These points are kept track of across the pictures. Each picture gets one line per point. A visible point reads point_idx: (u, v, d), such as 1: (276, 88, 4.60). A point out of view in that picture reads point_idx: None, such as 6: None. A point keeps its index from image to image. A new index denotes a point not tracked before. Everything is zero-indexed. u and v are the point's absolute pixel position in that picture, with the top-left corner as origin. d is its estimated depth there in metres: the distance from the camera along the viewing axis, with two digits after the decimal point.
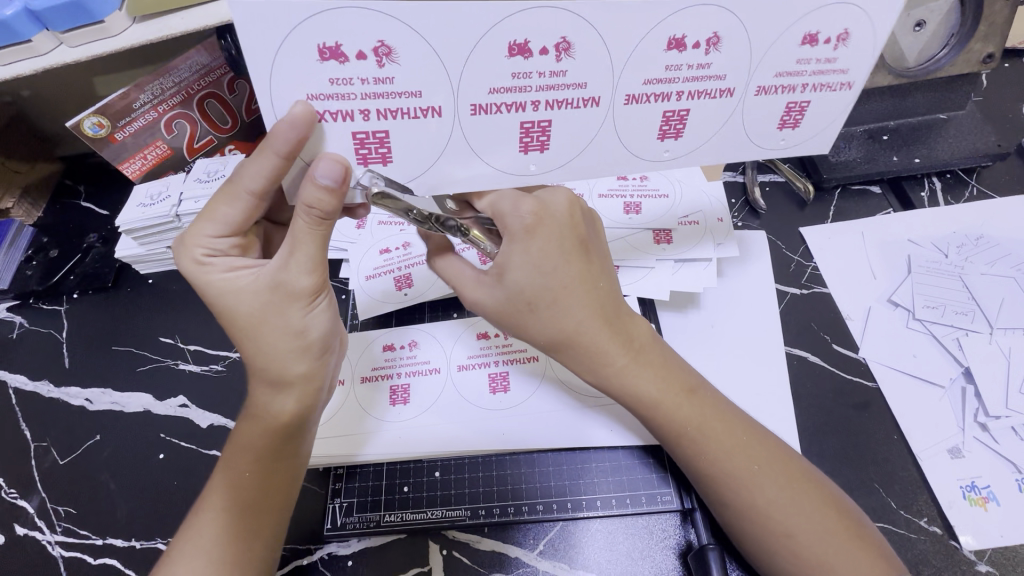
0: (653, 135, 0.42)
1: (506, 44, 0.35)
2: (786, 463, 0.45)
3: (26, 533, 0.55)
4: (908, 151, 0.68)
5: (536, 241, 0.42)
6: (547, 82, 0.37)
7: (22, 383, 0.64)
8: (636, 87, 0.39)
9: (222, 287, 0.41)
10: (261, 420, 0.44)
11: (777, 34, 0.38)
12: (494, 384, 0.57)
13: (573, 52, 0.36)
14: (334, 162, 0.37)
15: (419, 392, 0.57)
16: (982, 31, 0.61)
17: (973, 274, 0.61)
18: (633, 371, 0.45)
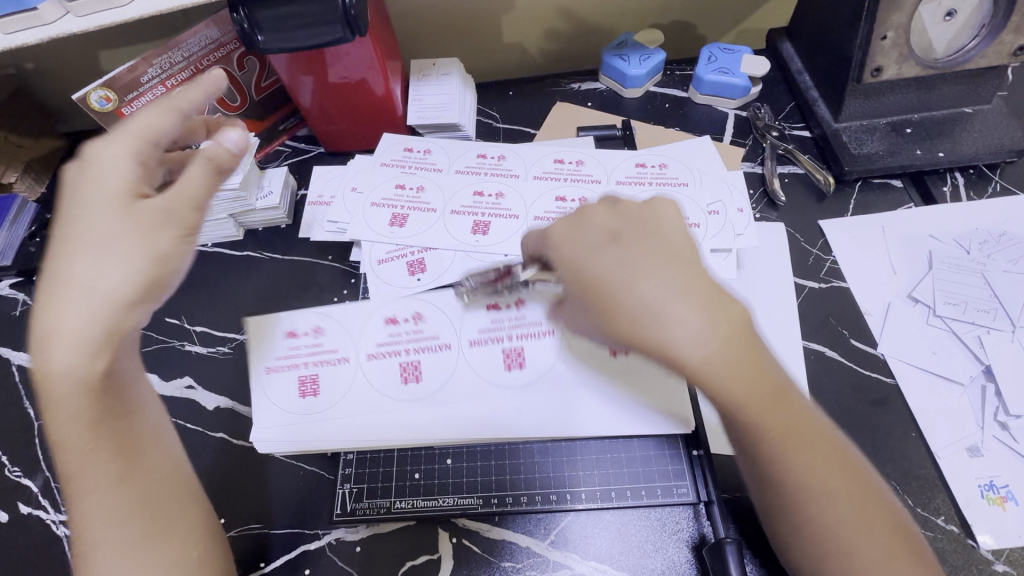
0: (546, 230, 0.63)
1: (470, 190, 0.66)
2: (869, 489, 0.40)
3: (30, 512, 0.55)
4: (932, 145, 0.67)
5: (583, 229, 0.45)
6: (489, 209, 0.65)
7: (27, 361, 0.63)
8: (539, 213, 0.64)
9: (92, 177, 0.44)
10: (58, 379, 0.40)
11: (626, 194, 0.64)
12: (510, 363, 0.56)
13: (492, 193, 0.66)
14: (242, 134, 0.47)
15: (430, 369, 0.56)
16: (1016, 23, 0.59)
17: (996, 271, 0.60)
18: (729, 355, 0.39)
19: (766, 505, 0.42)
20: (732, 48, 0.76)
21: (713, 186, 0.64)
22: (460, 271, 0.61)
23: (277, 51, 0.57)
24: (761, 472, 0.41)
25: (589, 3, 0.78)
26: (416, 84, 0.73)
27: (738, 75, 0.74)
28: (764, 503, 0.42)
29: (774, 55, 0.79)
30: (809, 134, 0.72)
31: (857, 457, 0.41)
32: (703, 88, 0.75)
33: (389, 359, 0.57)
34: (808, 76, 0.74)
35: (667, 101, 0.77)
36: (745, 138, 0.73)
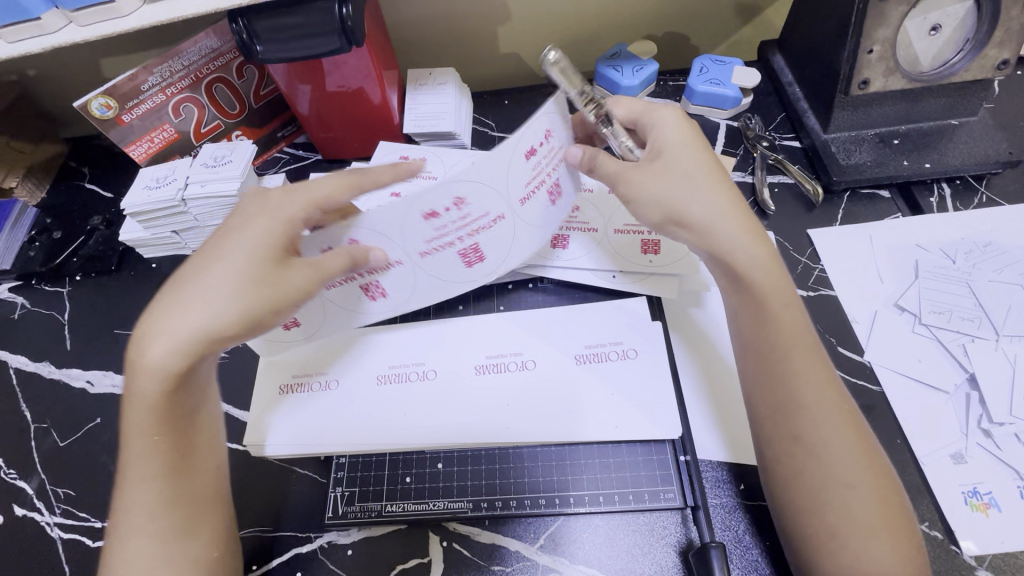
0: (546, 204, 0.53)
1: (420, 214, 0.47)
2: (866, 429, 0.45)
3: (25, 514, 0.55)
4: (918, 156, 0.68)
5: (694, 140, 0.52)
6: (460, 222, 0.49)
7: (24, 364, 0.64)
8: (520, 192, 0.49)
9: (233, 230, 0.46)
10: (146, 376, 0.43)
11: (615, 204, 0.66)
12: (469, 255, 0.53)
13: (466, 202, 0.47)
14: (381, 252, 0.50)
15: (343, 291, 0.54)
16: (998, 38, 0.61)
17: (980, 280, 0.61)
18: (771, 266, 0.48)
19: (771, 431, 0.46)
20: (724, 60, 0.77)
21: None
22: None
23: (275, 60, 0.58)
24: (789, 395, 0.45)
25: (583, 14, 0.79)
26: (413, 93, 0.74)
27: (730, 86, 0.75)
28: (767, 434, 0.46)
29: (766, 66, 0.80)
30: (799, 144, 0.73)
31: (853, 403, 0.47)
32: (695, 99, 0.76)
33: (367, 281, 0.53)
34: (798, 88, 0.75)
35: None
36: (735, 147, 0.74)
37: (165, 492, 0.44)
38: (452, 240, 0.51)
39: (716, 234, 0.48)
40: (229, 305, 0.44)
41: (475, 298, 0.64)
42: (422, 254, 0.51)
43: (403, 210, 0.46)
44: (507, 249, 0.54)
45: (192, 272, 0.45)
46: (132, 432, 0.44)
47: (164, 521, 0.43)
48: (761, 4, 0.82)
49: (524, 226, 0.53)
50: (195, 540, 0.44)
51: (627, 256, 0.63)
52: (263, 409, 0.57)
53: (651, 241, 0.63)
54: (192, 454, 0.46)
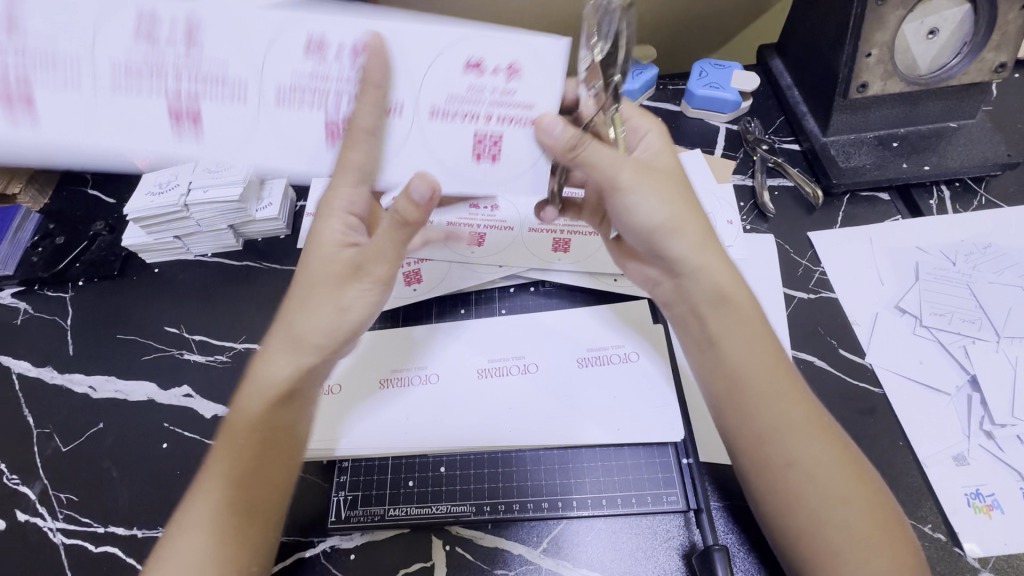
0: (469, 154, 0.45)
1: (302, 40, 0.41)
2: (849, 442, 0.46)
3: (27, 519, 0.55)
4: (918, 159, 0.68)
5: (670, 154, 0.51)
6: (327, 81, 0.42)
7: (27, 369, 0.64)
8: (439, 102, 0.43)
9: (325, 242, 0.50)
10: (267, 382, 0.48)
11: None
12: (329, 136, 0.44)
13: (362, 55, 0.41)
14: (427, 183, 0.44)
15: (215, 26, 0.40)
16: (995, 41, 0.61)
17: (981, 282, 0.61)
18: (737, 288, 0.49)
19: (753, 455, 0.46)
20: (723, 64, 0.78)
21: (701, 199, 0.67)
22: (457, 282, 0.64)
23: None
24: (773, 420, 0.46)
25: None
26: None
27: (729, 90, 0.75)
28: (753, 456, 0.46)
29: (766, 70, 0.81)
30: (799, 147, 0.74)
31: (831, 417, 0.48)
32: (695, 103, 0.76)
33: (184, 81, 0.41)
34: (797, 91, 0.75)
35: (659, 115, 0.78)
36: (735, 150, 0.74)
37: (231, 492, 0.45)
38: (321, 88, 0.43)
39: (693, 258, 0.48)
40: (320, 310, 0.48)
41: (477, 301, 0.64)
42: (273, 98, 0.43)
43: (286, 34, 0.40)
44: (392, 162, 0.46)
45: (298, 286, 0.50)
46: (231, 435, 0.47)
47: (230, 518, 0.44)
48: (759, 8, 0.83)
49: (426, 143, 0.45)
50: (249, 527, 0.45)
51: None
52: (328, 414, 0.55)
53: None
54: (279, 458, 0.47)
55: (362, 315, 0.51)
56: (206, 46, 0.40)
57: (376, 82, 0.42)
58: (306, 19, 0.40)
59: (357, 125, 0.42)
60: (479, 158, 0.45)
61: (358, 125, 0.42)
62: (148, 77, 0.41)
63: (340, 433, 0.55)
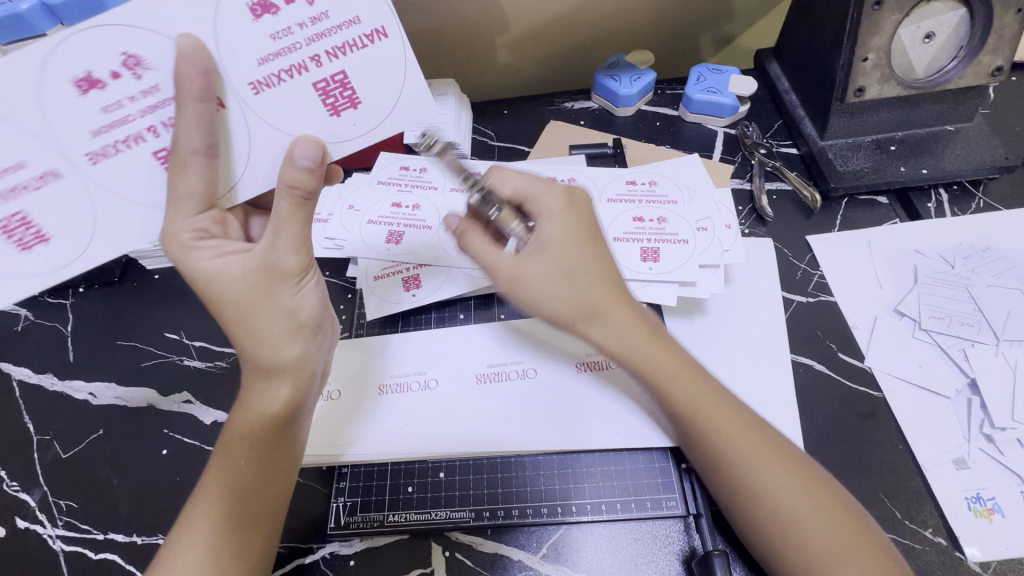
0: (324, 113, 0.44)
1: (70, 82, 0.38)
2: (796, 455, 0.45)
3: (27, 526, 0.55)
4: (915, 162, 0.68)
5: (572, 214, 0.48)
6: (145, 100, 0.39)
7: (27, 376, 0.64)
8: (253, 72, 0.41)
9: (211, 276, 0.43)
10: (256, 412, 0.45)
11: (617, 212, 0.66)
12: (166, 165, 0.42)
13: (146, 65, 0.38)
14: (312, 144, 0.41)
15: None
16: (991, 45, 0.62)
17: (980, 285, 0.61)
18: (651, 346, 0.48)
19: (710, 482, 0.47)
20: (721, 68, 0.78)
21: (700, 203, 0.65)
22: (454, 288, 0.63)
23: None
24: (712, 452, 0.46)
25: (582, 25, 0.80)
26: None
27: (726, 94, 0.75)
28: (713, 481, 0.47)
29: (763, 74, 0.81)
30: (797, 151, 0.74)
31: (777, 432, 0.47)
32: (693, 108, 0.77)
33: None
34: (794, 95, 0.76)
35: (658, 119, 0.79)
36: (733, 155, 0.75)
37: (220, 515, 0.43)
38: (131, 123, 0.40)
39: (599, 330, 0.48)
40: (271, 329, 0.44)
41: (477, 306, 0.64)
42: (88, 160, 0.40)
43: (48, 74, 0.37)
44: (248, 155, 0.43)
45: (222, 323, 0.45)
46: (215, 469, 0.45)
47: (229, 539, 0.43)
48: (757, 12, 0.83)
49: (267, 125, 0.43)
50: (254, 540, 0.44)
51: (626, 262, 0.62)
52: (335, 423, 0.56)
53: (650, 249, 0.62)
54: (273, 470, 0.46)
55: (320, 306, 0.48)
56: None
57: (196, 92, 0.39)
58: (126, 32, 0.38)
59: (184, 145, 0.40)
60: (334, 111, 0.44)
61: (183, 145, 0.39)
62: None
63: (343, 443, 0.55)
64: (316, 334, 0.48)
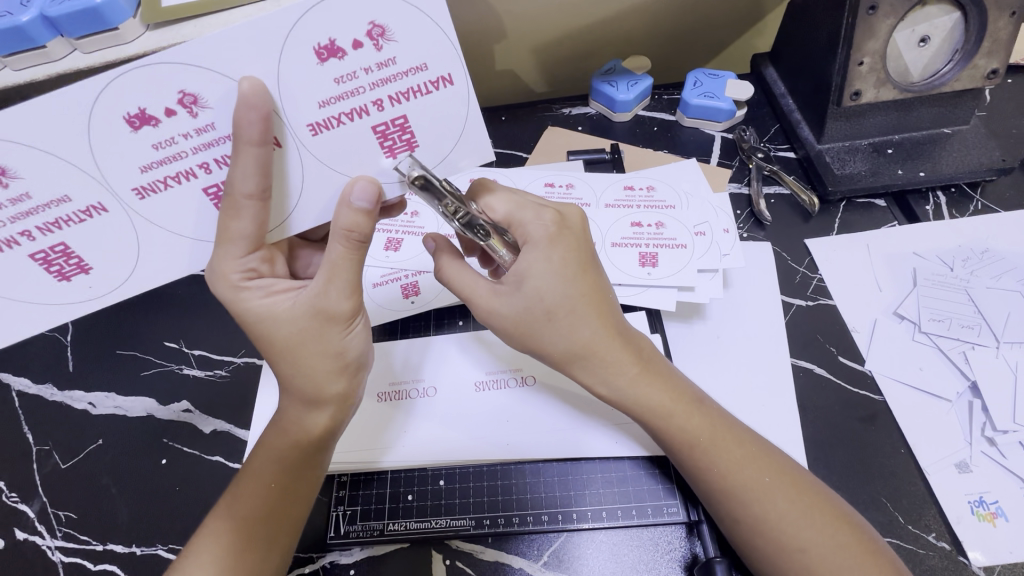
0: (381, 154, 0.41)
1: (122, 117, 0.35)
2: (803, 483, 0.45)
3: (26, 537, 0.55)
4: (913, 165, 0.68)
5: (556, 250, 0.47)
6: (199, 141, 0.37)
7: (26, 386, 0.64)
8: (314, 113, 0.38)
9: (261, 312, 0.43)
10: (293, 441, 0.46)
11: (614, 218, 0.66)
12: (215, 201, 0.40)
13: (204, 104, 0.35)
14: (370, 186, 0.40)
15: (22, 157, 0.35)
16: (986, 48, 0.62)
17: (979, 288, 0.61)
18: (642, 381, 0.48)
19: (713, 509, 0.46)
20: (717, 73, 0.78)
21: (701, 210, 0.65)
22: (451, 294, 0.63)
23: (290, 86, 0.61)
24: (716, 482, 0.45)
25: (579, 32, 0.80)
26: None
27: (723, 99, 0.76)
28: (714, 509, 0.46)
29: (759, 78, 0.81)
30: (794, 155, 0.74)
31: (784, 457, 0.47)
32: (690, 112, 0.77)
33: (22, 222, 0.37)
34: (790, 99, 0.76)
35: (655, 124, 0.79)
36: (731, 159, 0.75)
37: (241, 534, 0.43)
38: (182, 160, 0.37)
39: (585, 372, 0.49)
40: (316, 367, 0.44)
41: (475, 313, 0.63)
42: (135, 194, 0.38)
43: (100, 111, 0.34)
44: (298, 195, 0.41)
45: (267, 356, 0.45)
46: (245, 494, 0.45)
47: (248, 558, 0.43)
48: (753, 17, 0.83)
49: (320, 163, 0.40)
50: (270, 559, 0.44)
51: (625, 268, 0.62)
52: (370, 426, 0.56)
53: (649, 253, 0.63)
54: (297, 491, 0.46)
55: (366, 345, 0.47)
56: (31, 179, 0.36)
57: (253, 136, 0.36)
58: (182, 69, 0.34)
59: (235, 190, 0.37)
60: (391, 152, 0.42)
61: (238, 190, 0.37)
62: (7, 232, 0.37)
63: (378, 449, 0.54)
64: (359, 372, 0.47)
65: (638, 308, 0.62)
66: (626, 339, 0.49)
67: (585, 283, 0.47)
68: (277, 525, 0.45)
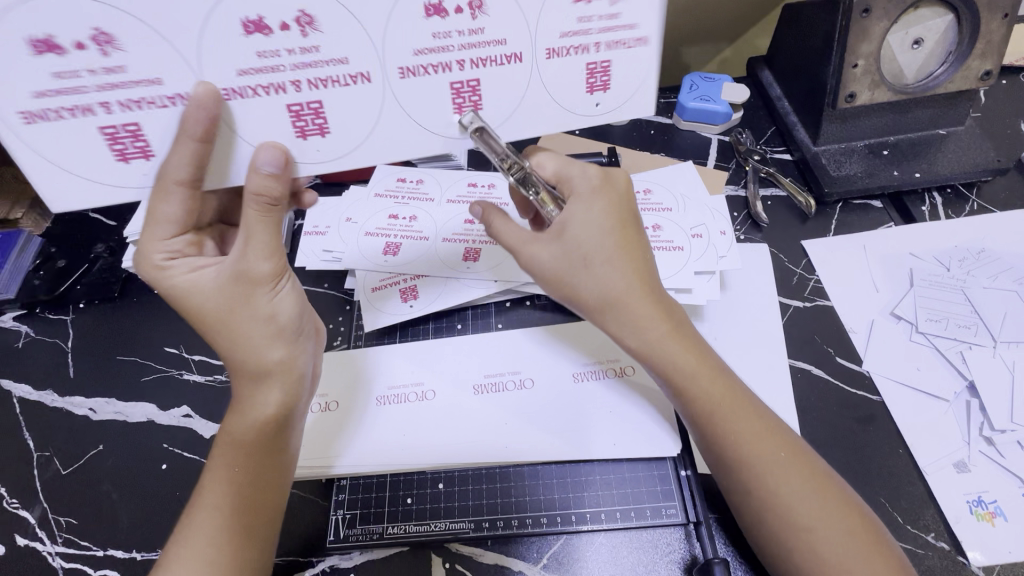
0: (583, 89, 0.44)
1: (239, 20, 0.36)
2: (812, 464, 0.45)
3: (26, 544, 0.55)
4: (909, 166, 0.69)
5: (596, 201, 0.45)
6: (466, 40, 0.40)
7: (27, 393, 0.64)
8: (553, 40, 0.42)
9: (186, 287, 0.43)
10: (245, 420, 0.45)
11: None
12: (291, 118, 0.41)
13: (318, 27, 0.38)
14: (275, 151, 0.41)
15: (132, 33, 0.36)
16: (980, 49, 0.62)
17: (976, 287, 0.61)
18: (669, 340, 0.46)
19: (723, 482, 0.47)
20: (712, 77, 0.79)
21: (696, 212, 0.66)
22: (450, 300, 0.64)
23: None
24: (726, 456, 0.46)
25: None
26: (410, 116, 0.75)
27: (719, 102, 0.76)
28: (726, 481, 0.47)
29: (755, 82, 0.82)
30: (790, 157, 0.74)
31: (795, 436, 0.47)
32: (687, 115, 0.77)
33: (91, 122, 0.38)
34: (786, 102, 0.76)
35: (652, 128, 0.79)
36: (727, 161, 0.75)
37: (213, 521, 0.43)
38: (278, 73, 0.39)
39: (615, 326, 0.46)
40: (249, 339, 0.44)
41: (474, 317, 0.64)
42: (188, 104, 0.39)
43: (215, 16, 0.36)
44: (511, 114, 0.44)
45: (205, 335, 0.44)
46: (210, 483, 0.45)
47: (226, 547, 0.43)
48: (749, 20, 0.84)
49: (543, 88, 0.43)
50: (253, 544, 0.44)
51: None
52: (322, 432, 0.56)
53: None
54: (262, 474, 0.45)
55: (297, 308, 0.47)
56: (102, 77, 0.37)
57: (195, 132, 0.38)
58: None
59: (167, 176, 0.39)
60: (459, 109, 0.44)
61: (171, 177, 0.39)
62: (84, 100, 0.37)
63: (384, 452, 0.55)
64: (298, 339, 0.47)
65: None
66: (660, 296, 0.47)
67: (624, 235, 0.45)
68: (247, 506, 0.44)
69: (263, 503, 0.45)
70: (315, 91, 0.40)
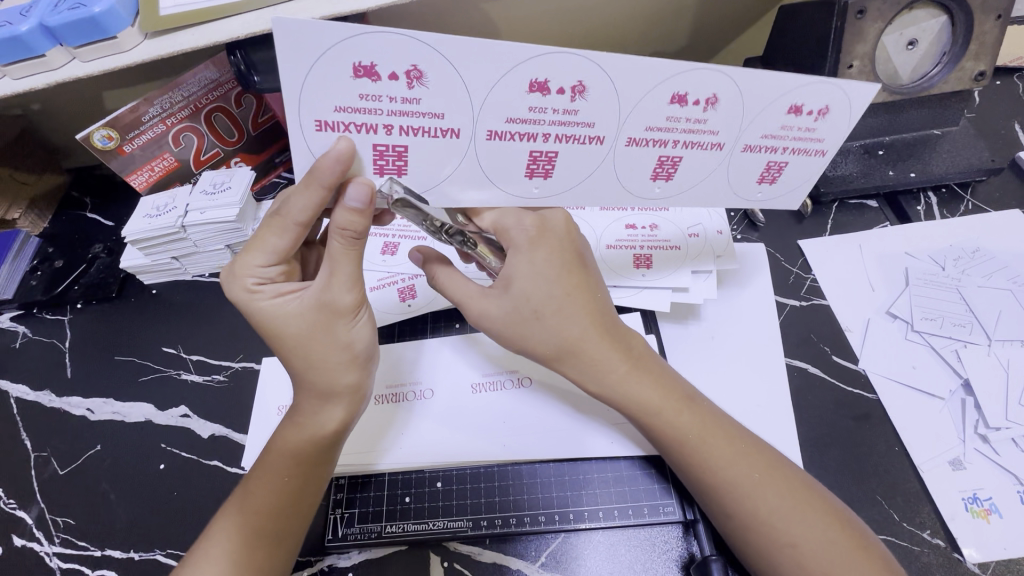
0: (754, 178, 0.50)
1: (528, 81, 0.39)
2: (793, 480, 0.45)
3: (24, 544, 0.55)
4: (904, 166, 0.69)
5: (539, 251, 0.47)
6: (689, 127, 0.44)
7: (24, 393, 0.64)
8: (753, 139, 0.46)
9: (271, 311, 0.44)
10: (311, 441, 0.46)
11: (610, 218, 0.66)
12: (528, 162, 0.44)
13: (586, 95, 0.41)
14: (363, 187, 0.40)
15: (440, 75, 0.37)
16: (973, 50, 0.63)
17: (970, 286, 0.61)
18: (632, 378, 0.48)
19: (705, 504, 0.47)
20: None
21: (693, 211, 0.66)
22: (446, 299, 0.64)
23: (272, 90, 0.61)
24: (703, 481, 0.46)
25: (574, 33, 0.80)
26: None
27: None
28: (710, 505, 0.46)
29: None
30: None
31: (770, 448, 0.48)
32: None
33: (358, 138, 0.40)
34: None
35: None
36: None
37: (247, 531, 0.44)
38: (538, 126, 0.42)
39: (574, 370, 0.49)
40: (328, 362, 0.45)
41: None
42: (450, 134, 0.41)
43: (506, 79, 0.39)
44: (692, 187, 0.49)
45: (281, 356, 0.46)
46: (255, 494, 0.45)
47: (255, 551, 0.44)
48: (746, 21, 0.84)
49: (725, 174, 0.49)
50: (279, 552, 0.45)
51: (620, 271, 0.62)
52: (370, 428, 0.56)
53: (643, 255, 0.63)
54: (308, 490, 0.46)
55: (373, 337, 0.48)
56: (377, 107, 0.38)
57: (326, 180, 0.39)
58: (565, 58, 0.38)
59: (289, 216, 0.42)
60: (655, 176, 0.48)
61: (290, 216, 0.42)
62: (371, 120, 0.39)
63: (380, 451, 0.55)
64: (370, 364, 0.48)
65: (633, 309, 0.63)
66: (615, 337, 0.49)
67: (572, 281, 0.47)
68: (288, 513, 0.45)
69: (295, 512, 0.46)
70: (562, 143, 0.43)
